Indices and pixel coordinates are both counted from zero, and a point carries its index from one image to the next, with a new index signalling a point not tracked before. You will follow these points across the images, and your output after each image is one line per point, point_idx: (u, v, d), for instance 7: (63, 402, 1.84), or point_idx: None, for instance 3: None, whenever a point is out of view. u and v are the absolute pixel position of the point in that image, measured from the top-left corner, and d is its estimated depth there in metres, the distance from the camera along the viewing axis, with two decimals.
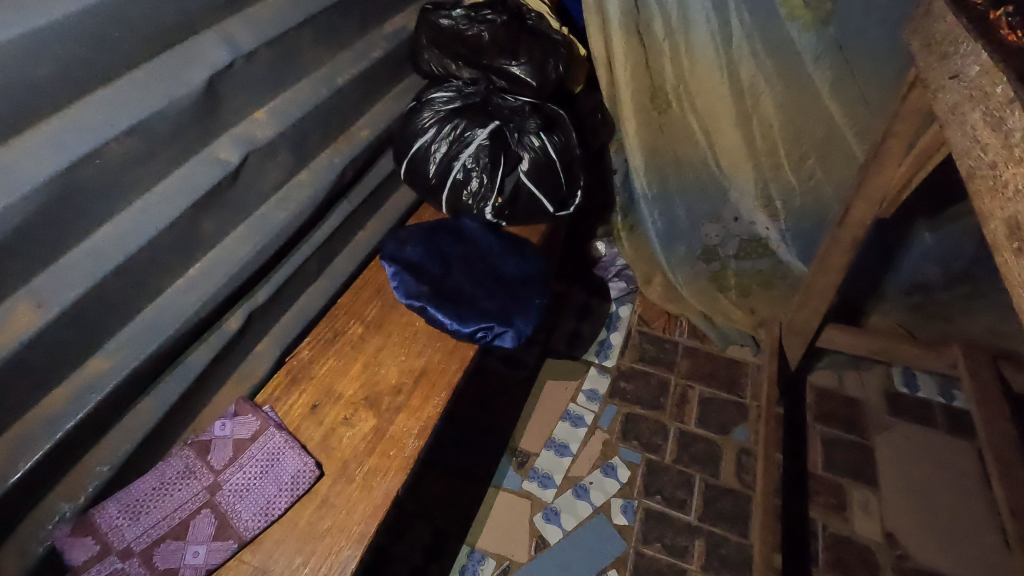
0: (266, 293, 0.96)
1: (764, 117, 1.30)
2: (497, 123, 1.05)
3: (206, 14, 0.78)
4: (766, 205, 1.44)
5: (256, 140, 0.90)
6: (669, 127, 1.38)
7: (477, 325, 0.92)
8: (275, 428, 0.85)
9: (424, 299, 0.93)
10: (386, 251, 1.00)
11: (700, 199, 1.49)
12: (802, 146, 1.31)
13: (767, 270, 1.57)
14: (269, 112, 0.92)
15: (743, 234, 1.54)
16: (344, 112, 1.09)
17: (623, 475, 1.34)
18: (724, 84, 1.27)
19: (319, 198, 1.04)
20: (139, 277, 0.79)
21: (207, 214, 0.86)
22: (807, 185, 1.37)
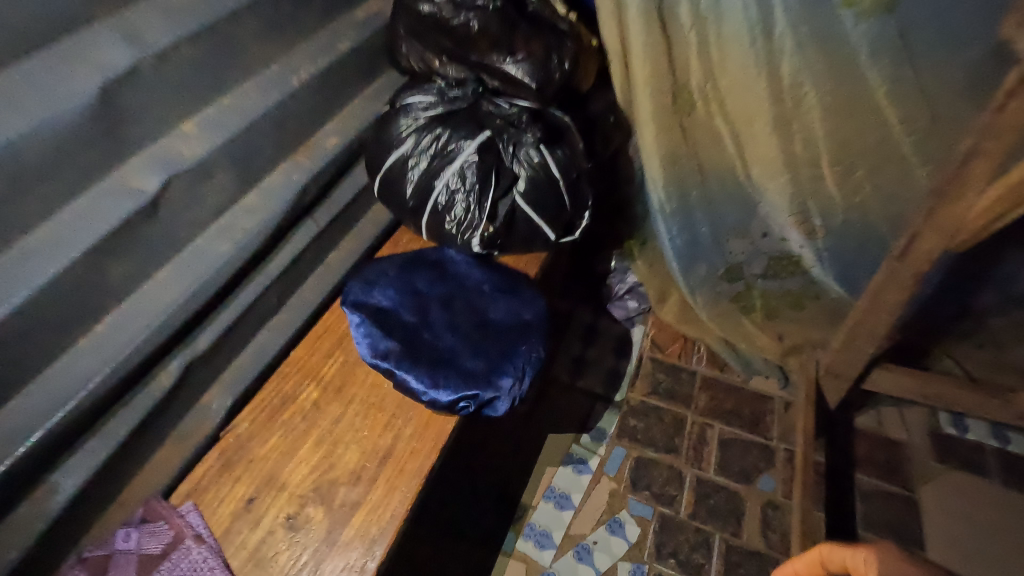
0: (207, 340, 0.81)
1: (807, 120, 1.10)
2: (488, 133, 0.85)
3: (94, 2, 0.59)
4: (803, 221, 1.24)
5: (181, 161, 0.71)
6: (693, 132, 1.17)
7: (460, 392, 0.74)
8: (194, 541, 0.65)
9: (394, 359, 0.75)
10: (351, 295, 0.82)
11: (726, 213, 1.28)
12: (851, 155, 1.11)
13: (797, 289, 1.36)
14: (200, 124, 0.73)
15: (773, 251, 1.32)
16: (303, 117, 0.90)
17: (632, 533, 1.17)
18: (760, 83, 1.06)
19: (272, 224, 0.86)
20: (22, 344, 0.62)
21: (117, 257, 0.68)
22: (853, 201, 1.17)
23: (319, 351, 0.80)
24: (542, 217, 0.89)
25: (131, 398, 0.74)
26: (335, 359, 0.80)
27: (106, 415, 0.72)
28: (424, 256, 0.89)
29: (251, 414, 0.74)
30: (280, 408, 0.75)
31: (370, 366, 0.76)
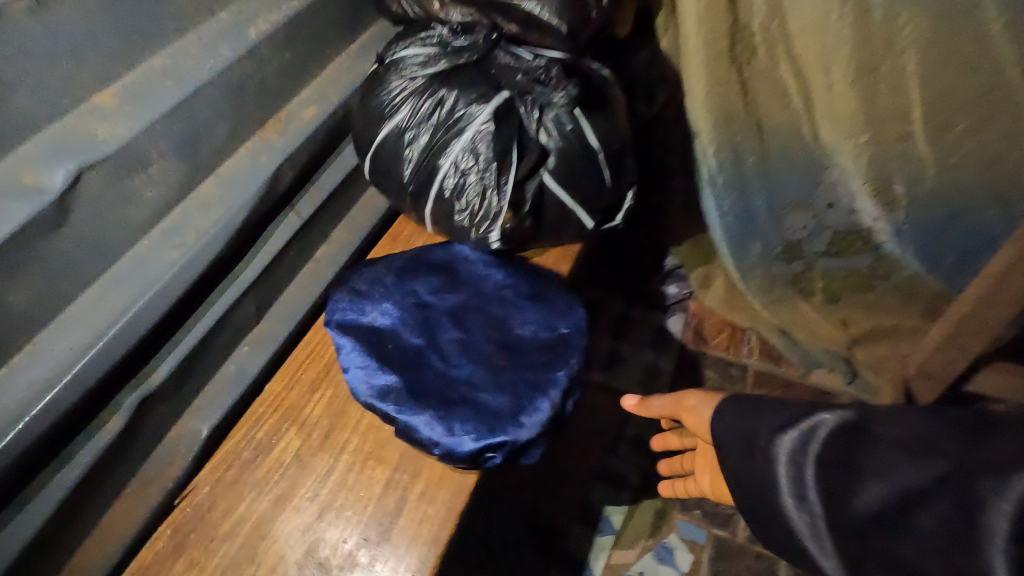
0: (165, 371, 0.64)
1: (901, 63, 0.82)
2: (506, 93, 0.66)
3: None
4: (881, 190, 0.96)
5: (96, 146, 0.53)
6: (755, 86, 0.93)
7: (485, 439, 0.56)
8: None
9: (399, 396, 0.58)
10: (337, 314, 0.64)
11: (785, 180, 1.02)
12: (951, 105, 0.84)
13: (867, 269, 1.09)
14: (121, 94, 0.55)
15: (840, 225, 1.05)
16: (269, 83, 0.70)
17: (683, 560, 0.99)
18: (836, 15, 0.81)
19: (237, 221, 0.68)
20: None
21: (17, 280, 0.51)
22: (947, 165, 0.89)
23: (301, 385, 0.63)
24: (578, 199, 0.70)
25: (69, 452, 0.58)
26: (322, 394, 0.63)
27: (41, 472, 0.56)
28: (429, 257, 0.71)
29: (215, 472, 0.58)
30: (252, 462, 0.59)
31: (368, 407, 0.59)
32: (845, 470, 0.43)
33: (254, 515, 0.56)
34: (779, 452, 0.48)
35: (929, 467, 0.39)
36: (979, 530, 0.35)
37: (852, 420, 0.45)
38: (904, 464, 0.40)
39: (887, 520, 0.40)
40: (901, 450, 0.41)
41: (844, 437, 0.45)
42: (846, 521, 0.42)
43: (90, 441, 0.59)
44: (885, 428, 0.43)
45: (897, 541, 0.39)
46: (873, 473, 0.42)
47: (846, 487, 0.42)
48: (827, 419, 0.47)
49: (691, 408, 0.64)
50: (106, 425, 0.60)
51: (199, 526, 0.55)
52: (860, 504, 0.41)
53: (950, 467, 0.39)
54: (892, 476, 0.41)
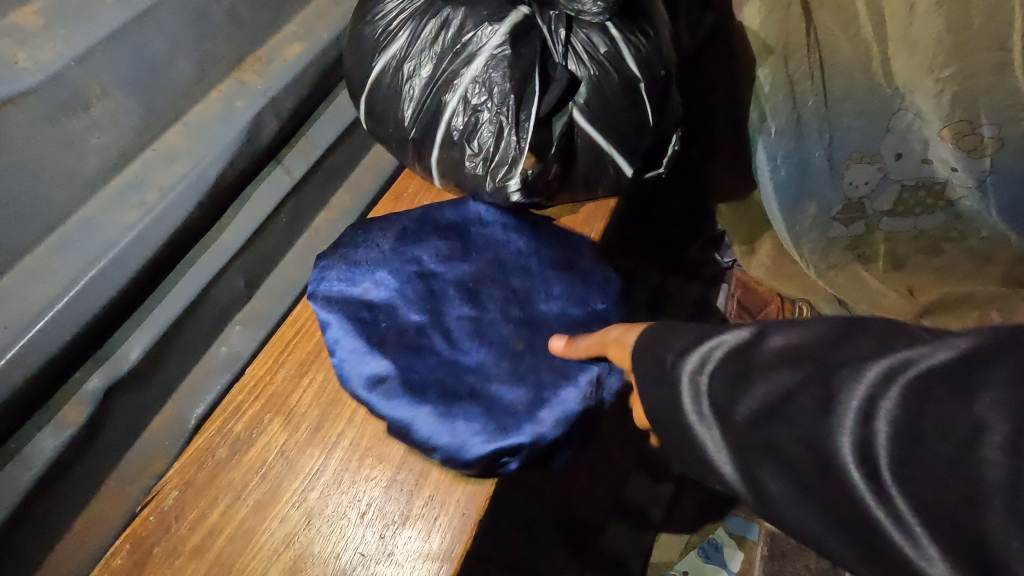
0: (136, 354, 0.55)
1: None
2: (524, 10, 0.54)
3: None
4: (963, 131, 0.78)
5: (16, 76, 0.44)
6: (816, 8, 0.77)
7: (495, 442, 0.46)
8: None
9: (393, 387, 0.48)
10: (320, 287, 0.54)
11: (850, 122, 0.85)
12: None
13: (933, 230, 0.90)
14: (45, 13, 0.45)
15: (908, 177, 0.87)
16: (244, 13, 0.60)
17: (733, 560, 0.84)
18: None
19: (212, 177, 0.57)
20: None
21: None
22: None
23: (288, 368, 0.53)
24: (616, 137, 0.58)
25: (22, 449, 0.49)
26: (312, 379, 0.52)
27: None
28: (438, 216, 0.59)
29: (184, 473, 0.48)
30: (229, 461, 0.49)
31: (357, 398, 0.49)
32: (732, 383, 0.34)
33: (232, 524, 0.46)
34: (660, 384, 0.39)
35: (801, 360, 0.31)
36: (838, 416, 0.29)
37: (746, 331, 0.35)
38: (778, 368, 0.32)
39: (764, 425, 0.32)
40: (779, 355, 0.32)
41: (738, 349, 0.35)
42: (725, 431, 0.35)
43: (48, 437, 0.50)
44: (769, 325, 0.34)
45: (773, 442, 0.32)
46: (753, 380, 0.33)
47: (728, 400, 0.34)
48: (721, 334, 0.36)
49: (617, 340, 0.47)
50: (66, 418, 0.51)
51: (164, 540, 0.45)
52: (738, 416, 0.33)
53: (815, 354, 0.31)
54: (768, 381, 0.32)
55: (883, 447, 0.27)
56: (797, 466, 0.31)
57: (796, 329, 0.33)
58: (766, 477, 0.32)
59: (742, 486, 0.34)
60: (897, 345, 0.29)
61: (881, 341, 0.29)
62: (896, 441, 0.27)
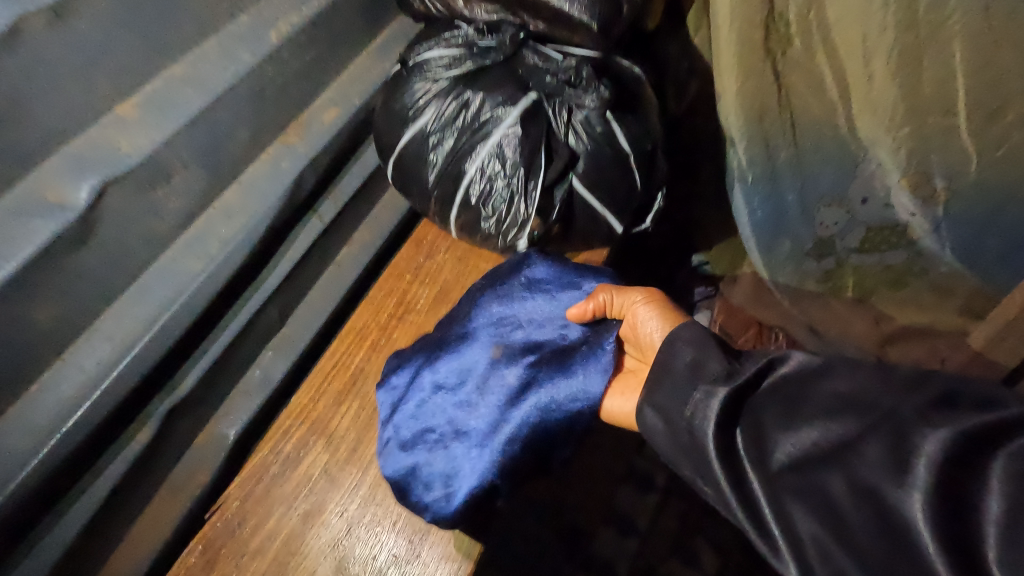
0: (191, 380, 0.64)
1: (947, 45, 0.71)
2: (534, 95, 0.63)
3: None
4: (919, 183, 0.83)
5: (118, 159, 0.52)
6: (790, 78, 0.85)
7: (446, 485, 0.55)
8: None
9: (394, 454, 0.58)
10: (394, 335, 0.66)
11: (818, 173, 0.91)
12: (1004, 92, 0.71)
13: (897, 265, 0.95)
14: (142, 104, 0.53)
15: (874, 220, 0.92)
16: (291, 85, 0.69)
17: (712, 564, 0.91)
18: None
19: (259, 228, 0.67)
20: None
21: (43, 297, 0.50)
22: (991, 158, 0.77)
23: (328, 397, 0.63)
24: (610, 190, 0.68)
25: (102, 463, 0.58)
26: (349, 406, 0.63)
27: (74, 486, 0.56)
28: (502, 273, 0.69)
29: (242, 487, 0.57)
30: (280, 476, 0.59)
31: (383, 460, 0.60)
32: (780, 415, 0.41)
33: (283, 531, 0.55)
34: (698, 400, 0.46)
35: (866, 407, 0.38)
36: (908, 474, 0.34)
37: (813, 362, 0.43)
38: (846, 409, 0.39)
39: (822, 461, 0.37)
40: (840, 398, 0.39)
41: (802, 374, 0.43)
42: (761, 458, 0.40)
43: (121, 454, 0.59)
44: (837, 366, 0.42)
45: (825, 483, 0.37)
46: (809, 412, 0.40)
47: (775, 432, 0.40)
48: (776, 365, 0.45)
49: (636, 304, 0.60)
50: (133, 437, 0.60)
51: (225, 544, 0.55)
52: (791, 450, 0.39)
53: (882, 404, 0.38)
54: (831, 420, 0.39)
55: (946, 501, 0.32)
56: (844, 508, 0.35)
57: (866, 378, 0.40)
58: (798, 508, 0.37)
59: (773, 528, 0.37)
60: (973, 420, 0.34)
61: (961, 416, 0.35)
62: (985, 510, 0.31)
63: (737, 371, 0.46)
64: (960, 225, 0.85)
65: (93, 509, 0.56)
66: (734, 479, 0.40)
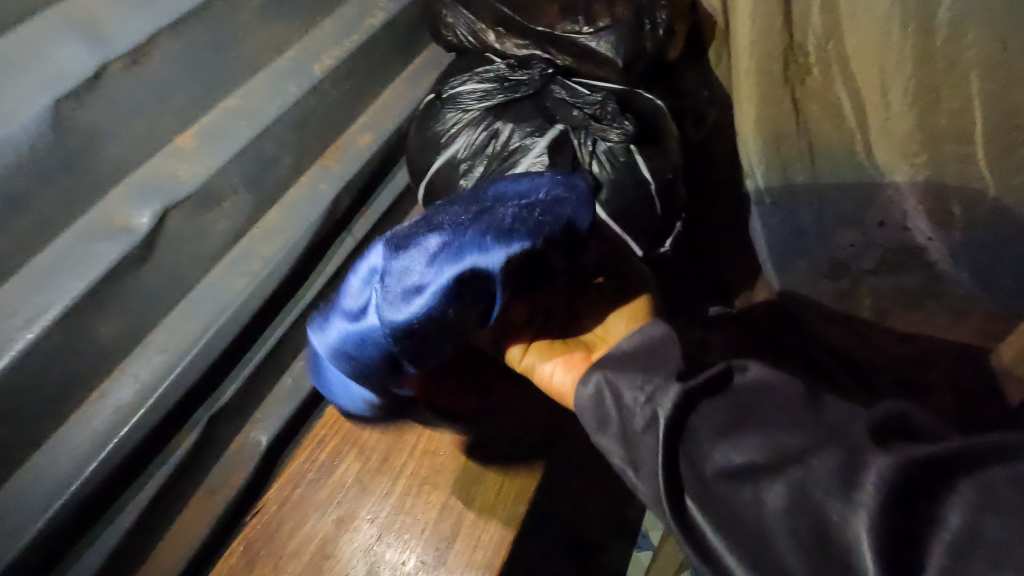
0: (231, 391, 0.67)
1: (963, 84, 0.68)
2: (561, 126, 0.67)
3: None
4: (934, 208, 0.79)
5: (177, 187, 0.56)
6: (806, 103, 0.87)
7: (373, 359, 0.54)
8: None
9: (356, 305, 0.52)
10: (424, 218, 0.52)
11: (835, 195, 0.89)
12: (1020, 121, 0.66)
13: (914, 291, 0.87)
14: (199, 135, 0.58)
15: (891, 243, 0.86)
16: (330, 113, 0.73)
17: None
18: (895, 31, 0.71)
19: (298, 246, 0.69)
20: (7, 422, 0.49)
21: (107, 314, 0.54)
22: (1009, 184, 0.70)
23: None
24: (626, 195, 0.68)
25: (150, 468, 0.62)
26: None
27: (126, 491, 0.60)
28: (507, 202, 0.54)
29: (282, 491, 0.62)
30: (315, 482, 0.63)
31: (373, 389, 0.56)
32: (725, 409, 0.43)
33: (318, 534, 0.59)
34: (645, 397, 0.46)
35: (818, 423, 0.40)
36: None
37: (770, 378, 0.45)
38: (790, 429, 0.40)
39: (759, 468, 0.39)
40: (792, 418, 0.41)
41: (766, 387, 0.44)
42: (694, 454, 0.42)
43: (168, 461, 0.62)
44: (792, 392, 0.43)
45: (764, 497, 0.37)
46: (754, 422, 0.42)
47: (707, 442, 0.42)
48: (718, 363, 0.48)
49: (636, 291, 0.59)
50: (180, 443, 0.64)
51: (269, 544, 0.59)
52: (709, 433, 0.42)
53: (829, 429, 0.39)
54: (786, 440, 0.39)
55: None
56: (806, 523, 0.35)
57: (845, 419, 0.40)
58: (742, 505, 0.38)
59: (713, 533, 0.38)
60: None
61: None
62: None
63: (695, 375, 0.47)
64: (972, 252, 0.78)
65: (141, 512, 0.60)
66: (674, 505, 0.40)
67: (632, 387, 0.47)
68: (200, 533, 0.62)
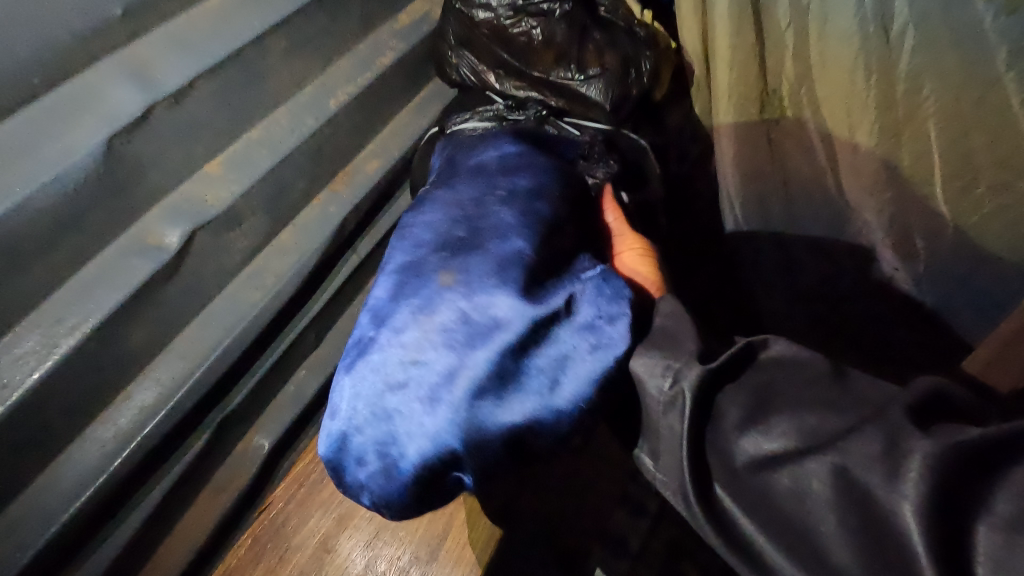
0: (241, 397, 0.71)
1: (922, 130, 0.73)
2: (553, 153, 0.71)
3: (79, 42, 0.49)
4: (900, 242, 0.81)
5: (205, 210, 0.62)
6: (781, 142, 0.90)
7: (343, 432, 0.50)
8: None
9: (386, 475, 0.49)
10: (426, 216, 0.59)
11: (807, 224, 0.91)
12: (973, 164, 0.70)
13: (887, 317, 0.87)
14: (226, 162, 0.64)
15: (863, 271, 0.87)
16: (342, 141, 0.79)
17: None
18: (861, 82, 0.77)
19: (309, 264, 0.75)
20: (44, 419, 0.54)
21: (138, 320, 0.59)
22: (968, 224, 0.73)
23: None
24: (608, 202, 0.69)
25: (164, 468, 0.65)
26: None
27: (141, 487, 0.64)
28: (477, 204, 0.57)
29: (288, 490, 0.77)
30: (318, 482, 0.78)
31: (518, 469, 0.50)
32: (751, 391, 0.42)
33: (321, 530, 0.73)
34: (669, 373, 0.44)
35: (849, 398, 0.39)
36: None
37: (800, 353, 0.43)
38: (820, 406, 0.39)
39: (797, 451, 0.37)
40: (818, 394, 0.40)
41: (792, 359, 0.43)
42: (722, 438, 0.41)
43: (181, 460, 0.66)
44: (821, 365, 0.42)
45: (803, 481, 0.36)
46: (780, 402, 0.40)
47: (739, 424, 0.40)
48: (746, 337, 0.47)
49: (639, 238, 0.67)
50: (192, 444, 0.67)
51: (275, 536, 0.73)
52: (737, 414, 0.41)
53: (868, 407, 0.38)
54: (827, 420, 0.38)
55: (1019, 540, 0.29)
56: (849, 501, 0.34)
57: (869, 397, 0.38)
58: (779, 492, 0.37)
59: (739, 512, 0.38)
60: None
61: None
62: None
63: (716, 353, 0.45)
64: (939, 284, 0.80)
65: (154, 507, 0.64)
66: (698, 481, 0.40)
67: (651, 362, 0.45)
68: None
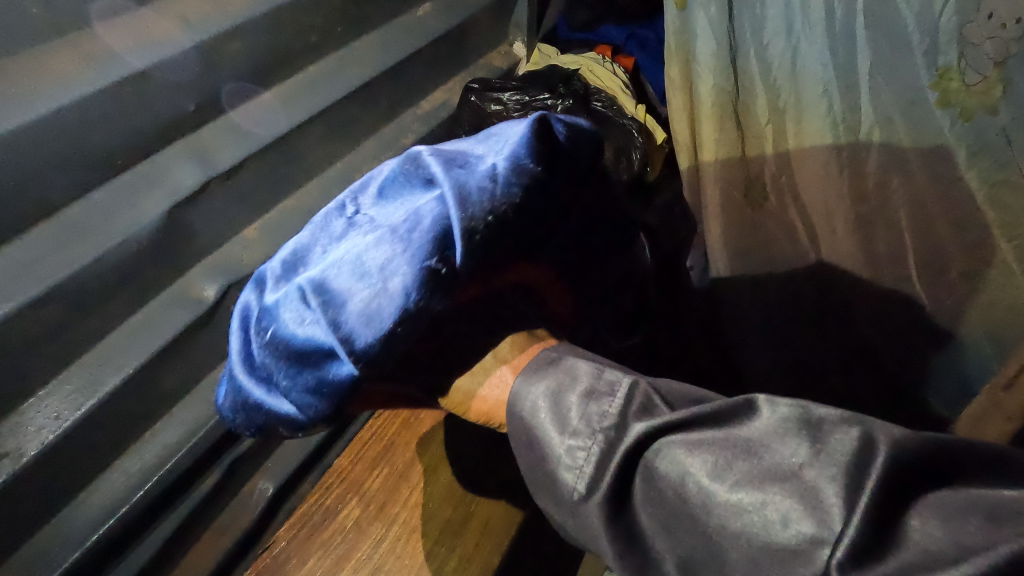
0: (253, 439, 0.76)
1: (893, 218, 0.75)
2: None
3: (159, 130, 0.60)
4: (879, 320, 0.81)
5: (241, 268, 0.71)
6: (765, 223, 0.91)
7: None
8: None
9: None
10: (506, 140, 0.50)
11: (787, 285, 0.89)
12: (943, 254, 0.71)
13: None
14: (263, 228, 0.74)
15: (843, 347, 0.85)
16: None
17: None
18: (836, 170, 0.80)
19: None
20: (81, 450, 0.60)
21: (171, 365, 0.66)
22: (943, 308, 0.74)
23: (363, 462, 0.81)
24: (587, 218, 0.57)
25: (179, 503, 0.70)
26: (380, 470, 0.80)
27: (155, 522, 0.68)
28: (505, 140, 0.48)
29: (291, 530, 0.75)
30: (320, 524, 0.76)
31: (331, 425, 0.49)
32: (674, 507, 0.35)
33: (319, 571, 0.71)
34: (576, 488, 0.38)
35: (784, 494, 0.32)
36: None
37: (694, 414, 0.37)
38: (768, 537, 0.32)
39: None
40: (739, 501, 0.33)
41: (687, 437, 0.36)
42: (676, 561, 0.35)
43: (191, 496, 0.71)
44: (711, 442, 0.36)
45: None
46: (720, 521, 0.33)
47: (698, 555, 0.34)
48: (727, 397, 0.38)
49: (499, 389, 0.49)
50: (204, 481, 0.72)
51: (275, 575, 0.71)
52: (682, 540, 0.35)
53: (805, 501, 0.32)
54: (793, 558, 0.31)
55: None
56: None
57: (799, 461, 0.33)
58: None
59: None
60: None
61: None
62: None
63: (595, 435, 0.39)
64: None
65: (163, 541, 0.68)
66: None
67: (554, 476, 0.40)
68: (208, 564, 0.70)
